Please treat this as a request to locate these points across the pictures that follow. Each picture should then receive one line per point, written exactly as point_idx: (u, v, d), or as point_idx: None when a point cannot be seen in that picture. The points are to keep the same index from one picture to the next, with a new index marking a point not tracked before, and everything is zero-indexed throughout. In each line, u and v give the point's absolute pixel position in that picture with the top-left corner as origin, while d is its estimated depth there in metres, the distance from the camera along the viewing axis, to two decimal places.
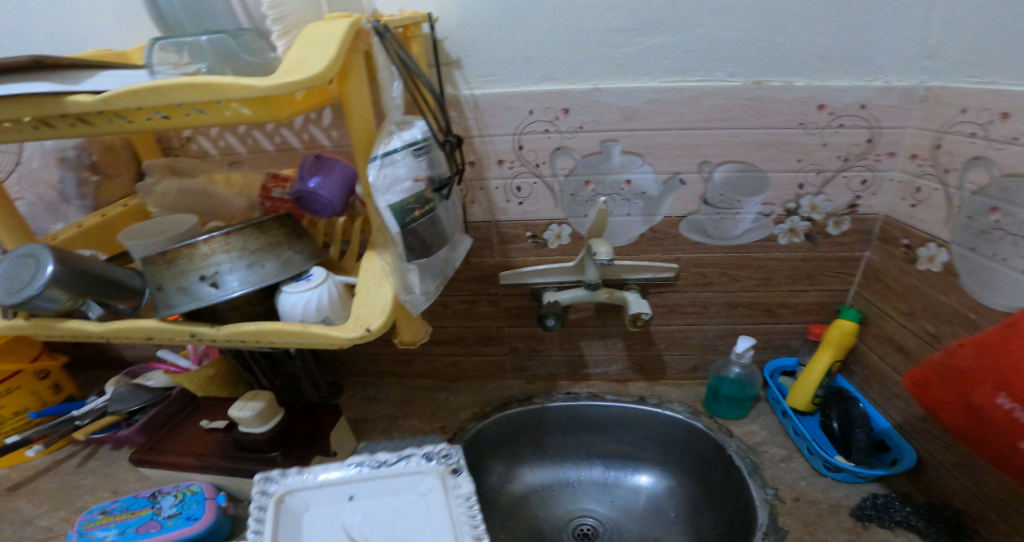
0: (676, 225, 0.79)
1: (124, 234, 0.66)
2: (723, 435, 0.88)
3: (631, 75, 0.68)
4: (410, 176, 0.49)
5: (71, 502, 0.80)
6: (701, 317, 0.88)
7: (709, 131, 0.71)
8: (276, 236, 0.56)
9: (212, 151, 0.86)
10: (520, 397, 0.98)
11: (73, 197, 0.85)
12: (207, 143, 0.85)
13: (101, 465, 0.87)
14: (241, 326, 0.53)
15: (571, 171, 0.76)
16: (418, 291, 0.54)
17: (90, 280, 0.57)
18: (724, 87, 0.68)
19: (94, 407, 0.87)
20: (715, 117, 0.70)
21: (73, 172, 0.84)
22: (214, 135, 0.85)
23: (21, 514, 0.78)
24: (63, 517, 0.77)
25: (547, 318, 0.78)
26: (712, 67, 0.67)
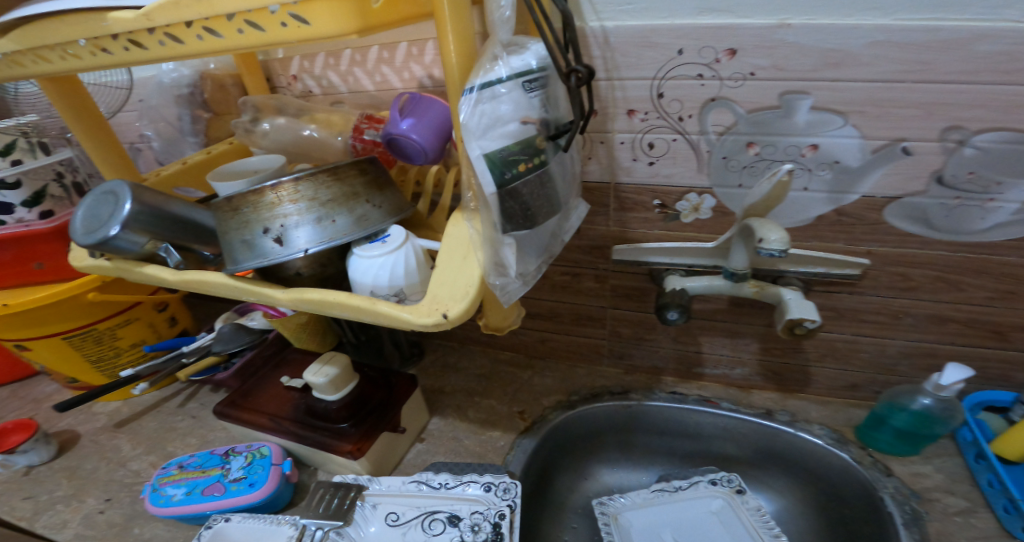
0: (881, 209, 0.58)
1: (214, 173, 0.58)
2: (877, 472, 0.68)
3: (847, 7, 0.49)
4: (516, 117, 0.34)
5: (163, 447, 0.83)
6: (885, 329, 0.67)
7: (982, 85, 0.49)
8: (353, 186, 0.46)
9: (316, 90, 0.77)
10: (613, 390, 0.85)
11: (187, 134, 0.76)
12: (311, 83, 0.76)
13: (196, 408, 0.90)
14: (304, 293, 0.45)
15: (727, 129, 0.58)
16: (513, 272, 0.41)
17: (173, 223, 0.50)
18: (1016, 30, 0.46)
19: (201, 345, 0.86)
20: (991, 68, 0.48)
21: (185, 110, 0.74)
22: (318, 73, 0.75)
23: (120, 454, 0.82)
24: (152, 462, 0.80)
25: (671, 311, 0.62)
26: (994, 3, 0.46)
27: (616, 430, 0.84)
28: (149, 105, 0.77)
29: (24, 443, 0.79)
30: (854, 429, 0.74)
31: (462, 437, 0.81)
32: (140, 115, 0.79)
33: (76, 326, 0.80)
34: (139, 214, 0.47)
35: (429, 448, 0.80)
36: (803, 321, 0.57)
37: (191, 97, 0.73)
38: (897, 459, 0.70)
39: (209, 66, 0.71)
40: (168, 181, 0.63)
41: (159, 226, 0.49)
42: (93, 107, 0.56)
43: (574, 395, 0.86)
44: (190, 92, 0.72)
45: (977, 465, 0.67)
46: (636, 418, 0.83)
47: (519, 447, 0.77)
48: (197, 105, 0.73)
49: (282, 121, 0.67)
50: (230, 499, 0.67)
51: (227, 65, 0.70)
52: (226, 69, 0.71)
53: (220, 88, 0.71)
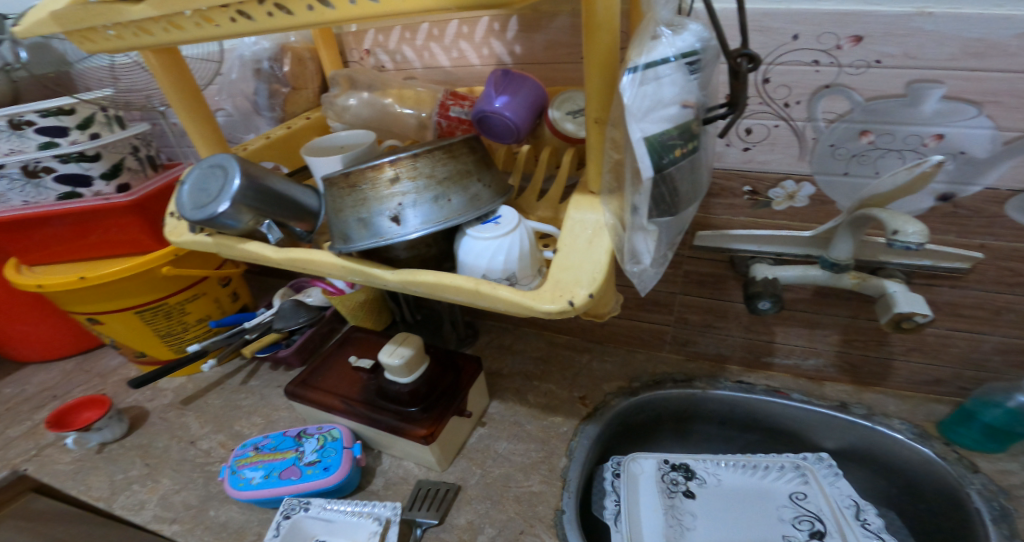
0: (1003, 202, 0.56)
1: (307, 148, 0.57)
2: (963, 469, 0.66)
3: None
4: (679, 100, 0.32)
5: (230, 426, 0.84)
6: (983, 324, 0.65)
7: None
8: (466, 163, 0.44)
9: (388, 66, 0.73)
10: (677, 377, 0.83)
11: (262, 110, 0.76)
12: (384, 57, 0.73)
13: (259, 386, 0.91)
14: (416, 275, 0.44)
15: (839, 117, 0.56)
16: (648, 262, 0.39)
17: (272, 199, 0.50)
18: None
19: (262, 322, 0.86)
20: None
21: (263, 85, 0.73)
22: (392, 47, 0.71)
23: (189, 432, 0.83)
24: (221, 442, 0.81)
25: (762, 301, 0.61)
26: None
27: (677, 418, 0.84)
28: (229, 81, 0.76)
29: (99, 420, 0.80)
30: (937, 424, 0.71)
31: (525, 422, 0.81)
32: (218, 90, 0.79)
33: (148, 301, 0.81)
34: (245, 189, 0.48)
35: (492, 432, 0.80)
36: (914, 315, 0.56)
37: (268, 72, 0.72)
38: (983, 455, 0.67)
39: (289, 40, 0.70)
40: (256, 155, 0.63)
41: (261, 201, 0.49)
42: (191, 81, 0.55)
43: (635, 381, 0.84)
44: (270, 67, 0.72)
45: None
46: (699, 407, 0.82)
47: (582, 433, 0.78)
48: (275, 80, 0.72)
49: (365, 96, 0.66)
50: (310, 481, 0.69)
51: (307, 39, 0.70)
52: (305, 42, 0.70)
53: (299, 62, 0.70)
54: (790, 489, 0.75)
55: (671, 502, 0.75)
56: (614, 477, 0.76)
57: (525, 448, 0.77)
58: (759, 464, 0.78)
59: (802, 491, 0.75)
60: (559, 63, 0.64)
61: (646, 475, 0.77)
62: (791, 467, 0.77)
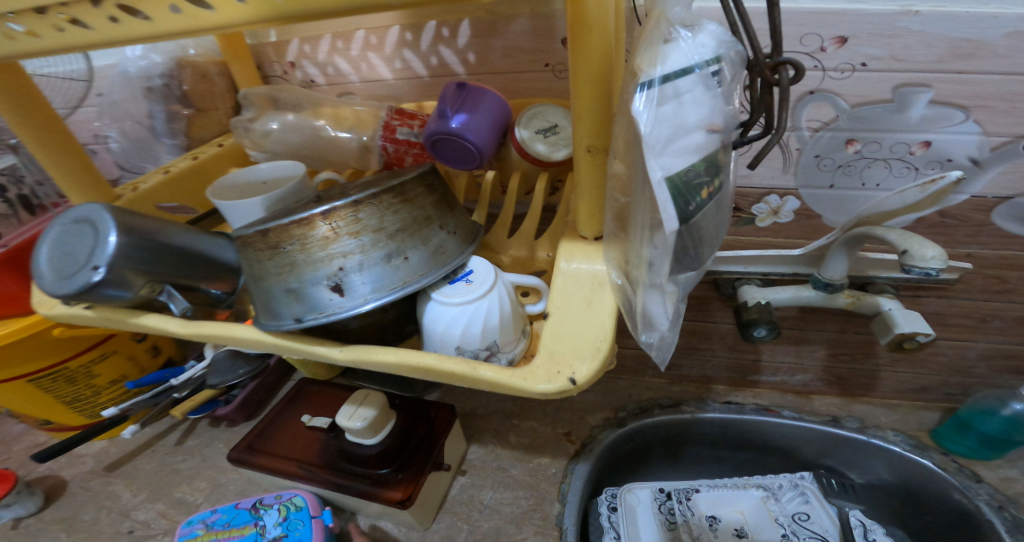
0: (989, 209, 0.53)
1: (213, 188, 0.46)
2: (967, 480, 0.64)
3: None
4: (706, 124, 0.25)
5: (170, 493, 0.69)
6: (971, 333, 0.63)
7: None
8: (424, 208, 0.35)
9: (319, 79, 0.58)
10: (664, 403, 0.77)
11: (162, 135, 0.63)
12: (313, 71, 0.58)
13: (198, 447, 0.75)
14: (373, 354, 0.34)
15: (825, 125, 0.51)
16: (666, 328, 0.31)
17: (169, 259, 0.40)
18: None
19: (194, 376, 0.68)
20: None
21: (161, 105, 0.61)
22: (320, 58, 0.57)
23: (120, 502, 0.69)
24: (161, 511, 0.67)
25: (759, 328, 0.57)
26: None
27: (667, 444, 0.78)
28: (114, 101, 0.63)
29: (5, 496, 0.66)
30: (931, 433, 0.69)
31: (508, 467, 0.71)
32: (100, 113, 0.65)
33: (41, 368, 0.64)
34: (127, 248, 0.37)
35: (475, 480, 0.70)
36: (916, 336, 0.53)
37: (165, 90, 0.59)
38: (982, 463, 0.65)
39: (188, 52, 0.59)
40: (151, 196, 0.51)
41: (154, 262, 0.39)
42: (47, 106, 0.45)
43: (621, 410, 0.77)
44: (164, 84, 0.60)
45: None
46: (691, 430, 0.77)
47: (574, 473, 0.70)
48: (173, 99, 0.60)
49: (291, 118, 0.54)
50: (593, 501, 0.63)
51: (210, 51, 0.59)
52: (209, 54, 0.58)
53: (203, 79, 0.58)
54: (795, 510, 0.72)
55: (672, 534, 0.70)
56: (611, 512, 0.70)
57: (514, 497, 0.68)
58: (757, 484, 0.75)
59: (805, 511, 0.71)
60: (516, 71, 0.53)
61: (643, 505, 0.72)
62: (790, 486, 0.74)
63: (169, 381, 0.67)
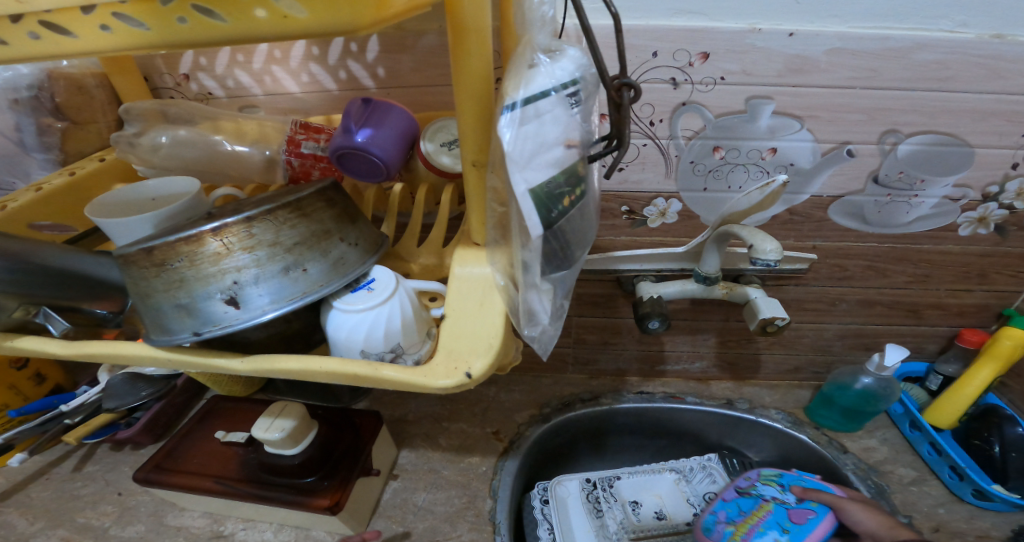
0: (826, 207, 0.62)
1: (93, 206, 0.44)
2: (835, 452, 0.72)
3: (811, 13, 0.50)
4: (563, 141, 0.29)
5: (73, 518, 0.65)
6: (823, 315, 0.73)
7: (916, 92, 0.53)
8: (323, 221, 0.36)
9: (218, 91, 0.58)
10: (584, 397, 0.83)
11: (32, 149, 0.58)
12: (211, 83, 0.57)
13: (100, 471, 0.71)
14: (275, 363, 0.35)
15: (695, 134, 0.58)
16: (546, 322, 0.35)
17: (46, 279, 0.39)
18: (951, 40, 0.50)
19: (88, 400, 0.67)
20: (926, 76, 0.52)
21: (30, 117, 0.56)
22: (220, 70, 0.56)
23: (14, 532, 0.63)
24: (64, 537, 0.63)
25: (652, 320, 0.63)
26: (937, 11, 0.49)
27: (590, 436, 0.83)
28: None
29: None
30: (805, 410, 0.78)
31: (440, 468, 0.73)
32: None
33: None
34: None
35: (408, 484, 0.71)
36: (774, 320, 0.60)
37: (35, 101, 0.56)
38: (847, 436, 0.74)
39: (60, 64, 0.56)
40: (23, 214, 0.48)
41: (29, 283, 0.38)
42: None
43: (546, 406, 0.81)
44: (34, 95, 0.56)
45: (914, 435, 0.71)
46: (610, 421, 0.82)
47: (503, 470, 0.73)
48: (45, 111, 0.56)
49: (183, 133, 0.53)
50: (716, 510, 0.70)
51: (86, 62, 0.56)
52: (85, 66, 0.56)
53: (78, 91, 0.55)
54: (704, 490, 0.78)
55: (599, 522, 0.74)
56: (543, 504, 0.74)
57: (447, 496, 0.70)
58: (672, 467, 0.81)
59: (714, 491, 0.78)
60: (426, 86, 0.56)
61: (572, 497, 0.77)
62: (700, 468, 0.81)
63: (62, 407, 0.67)
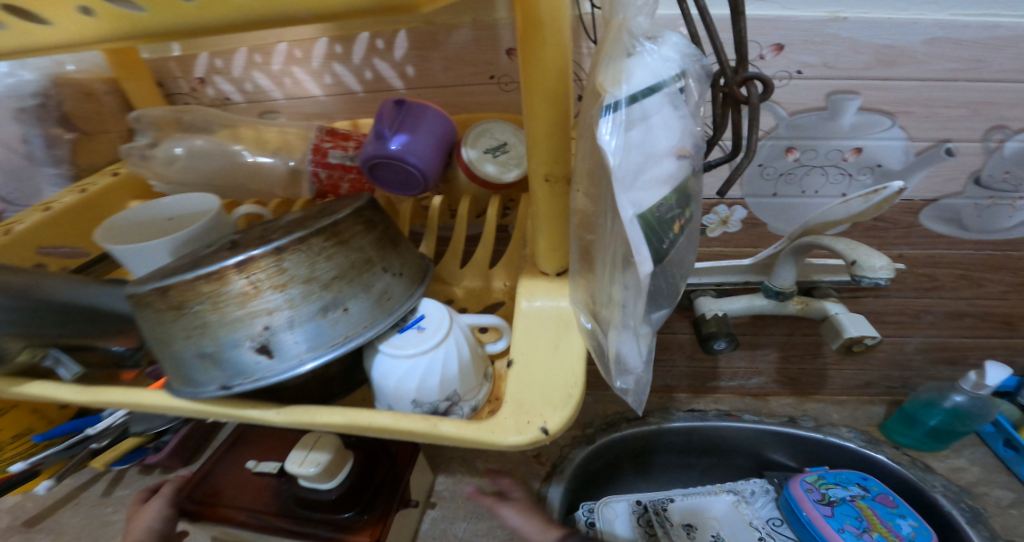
0: (917, 212, 0.54)
1: (103, 230, 0.39)
2: (920, 472, 0.66)
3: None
4: (675, 150, 0.22)
5: None
6: (906, 328, 0.65)
7: None
8: (363, 249, 0.31)
9: (235, 96, 0.52)
10: (629, 416, 0.75)
11: (40, 164, 0.53)
12: (227, 87, 0.52)
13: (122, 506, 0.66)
14: (318, 415, 0.30)
15: (768, 133, 0.51)
16: (638, 370, 0.29)
17: (53, 316, 0.34)
18: None
19: (116, 422, 0.50)
20: None
21: (38, 129, 0.51)
22: (235, 73, 0.51)
23: None
24: None
25: (718, 342, 0.56)
26: None
27: (637, 455, 0.76)
28: None
29: None
30: (880, 427, 0.72)
31: (482, 495, 0.67)
32: None
33: None
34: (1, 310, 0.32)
35: (445, 513, 0.66)
36: (863, 338, 0.54)
37: (41, 110, 0.51)
38: (931, 455, 0.67)
39: (65, 68, 0.52)
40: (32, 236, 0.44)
41: (36, 322, 0.34)
42: None
43: (588, 427, 0.74)
44: (40, 105, 0.51)
45: (1006, 454, 0.65)
46: (658, 440, 0.76)
47: (548, 496, 0.66)
48: (51, 122, 0.52)
49: (200, 144, 0.48)
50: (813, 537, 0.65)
51: (95, 67, 0.53)
52: (95, 72, 0.52)
53: (88, 98, 0.52)
54: (767, 515, 0.72)
55: None
56: (590, 527, 0.67)
57: (489, 527, 0.64)
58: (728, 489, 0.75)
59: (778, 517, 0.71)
60: (465, 85, 0.50)
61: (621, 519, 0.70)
62: (762, 491, 0.74)
63: (82, 429, 0.49)
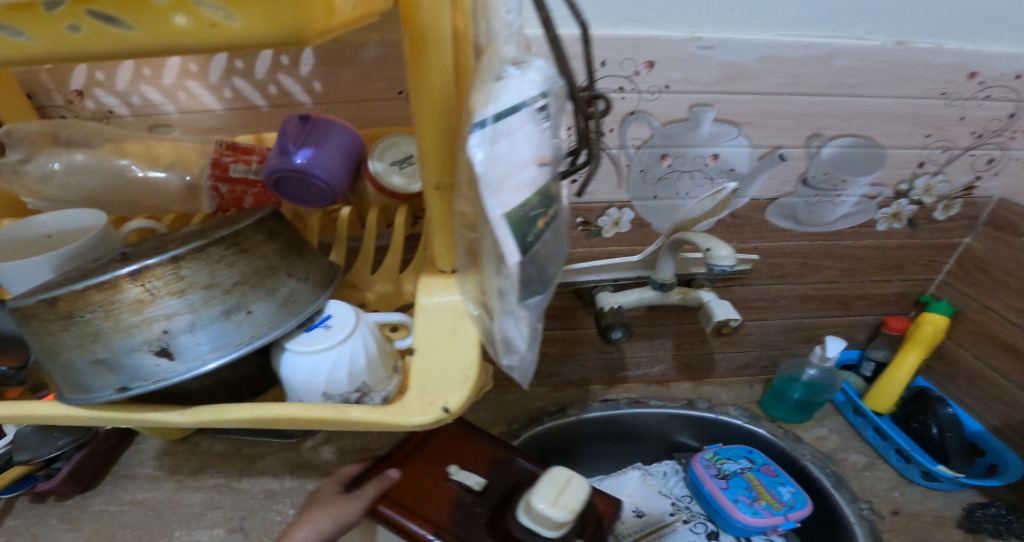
0: (763, 210, 0.64)
1: None
2: (793, 442, 0.75)
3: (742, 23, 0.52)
4: (535, 159, 0.27)
5: None
6: (768, 312, 0.75)
7: (837, 97, 0.56)
8: (266, 256, 0.32)
9: (122, 110, 0.51)
10: (551, 409, 0.80)
11: None
12: (113, 101, 0.50)
13: None
14: (225, 412, 0.31)
15: (645, 142, 0.59)
16: (524, 348, 0.34)
17: None
18: (862, 47, 0.52)
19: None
20: (844, 82, 0.55)
21: None
22: (121, 86, 0.50)
23: None
24: None
25: (615, 330, 0.63)
26: (849, 20, 0.52)
27: (560, 447, 0.80)
28: None
29: None
30: (759, 405, 0.81)
31: None
32: None
33: None
34: None
35: None
36: (729, 321, 0.62)
37: None
38: (798, 426, 0.77)
39: None
40: None
41: None
42: None
43: (514, 423, 0.78)
44: None
45: (857, 421, 0.75)
46: (580, 431, 0.80)
47: None
48: None
49: (79, 157, 0.45)
50: (717, 512, 0.73)
51: None
52: None
53: None
54: (681, 491, 0.80)
55: None
56: None
57: None
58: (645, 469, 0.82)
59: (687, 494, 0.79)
60: (366, 100, 0.52)
61: None
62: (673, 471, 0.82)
63: None
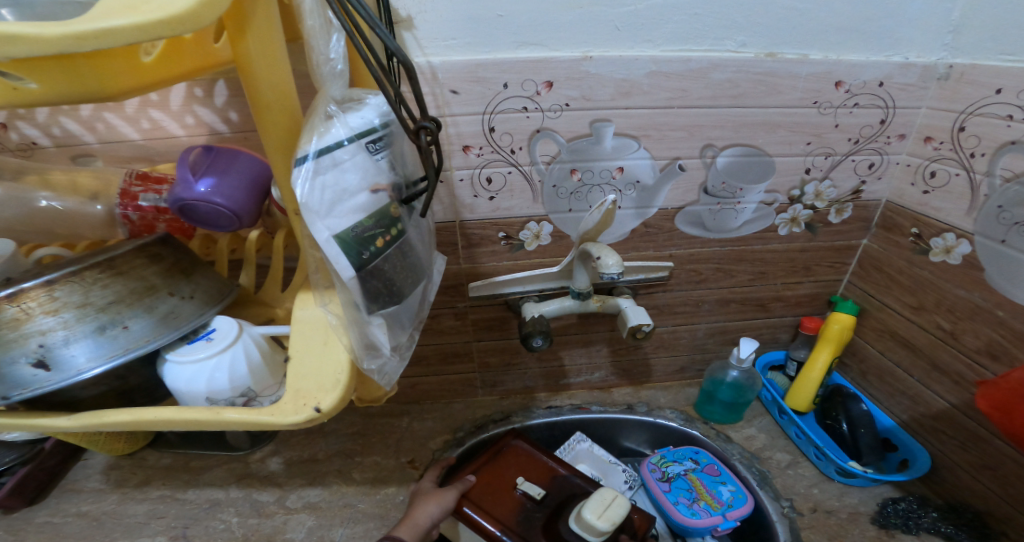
0: (673, 218, 0.68)
1: None
2: (722, 443, 0.77)
3: (628, 41, 0.56)
4: (365, 187, 0.32)
5: None
6: (693, 317, 0.79)
7: (720, 108, 0.60)
8: (146, 277, 0.36)
9: (44, 140, 0.55)
10: (495, 417, 0.83)
11: None
12: (35, 131, 0.54)
13: None
14: (105, 418, 0.35)
15: (553, 158, 0.63)
16: (388, 351, 0.39)
17: None
18: (736, 59, 0.57)
19: None
20: (723, 94, 0.59)
21: None
22: (43, 118, 0.54)
23: None
24: None
25: (535, 338, 0.66)
26: (723, 35, 0.56)
27: None
28: None
29: None
30: (693, 407, 0.84)
31: (356, 502, 0.68)
32: None
33: None
34: None
35: (322, 521, 0.66)
36: (640, 326, 0.66)
37: None
38: (730, 427, 0.80)
39: None
40: None
41: None
42: None
43: (459, 431, 0.81)
44: None
45: (782, 420, 0.78)
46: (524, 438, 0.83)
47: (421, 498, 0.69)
48: None
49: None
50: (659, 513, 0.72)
51: None
52: None
53: None
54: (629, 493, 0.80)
55: None
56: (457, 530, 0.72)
57: (364, 530, 0.65)
58: None
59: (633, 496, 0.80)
60: None
61: None
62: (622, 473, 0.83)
63: None
